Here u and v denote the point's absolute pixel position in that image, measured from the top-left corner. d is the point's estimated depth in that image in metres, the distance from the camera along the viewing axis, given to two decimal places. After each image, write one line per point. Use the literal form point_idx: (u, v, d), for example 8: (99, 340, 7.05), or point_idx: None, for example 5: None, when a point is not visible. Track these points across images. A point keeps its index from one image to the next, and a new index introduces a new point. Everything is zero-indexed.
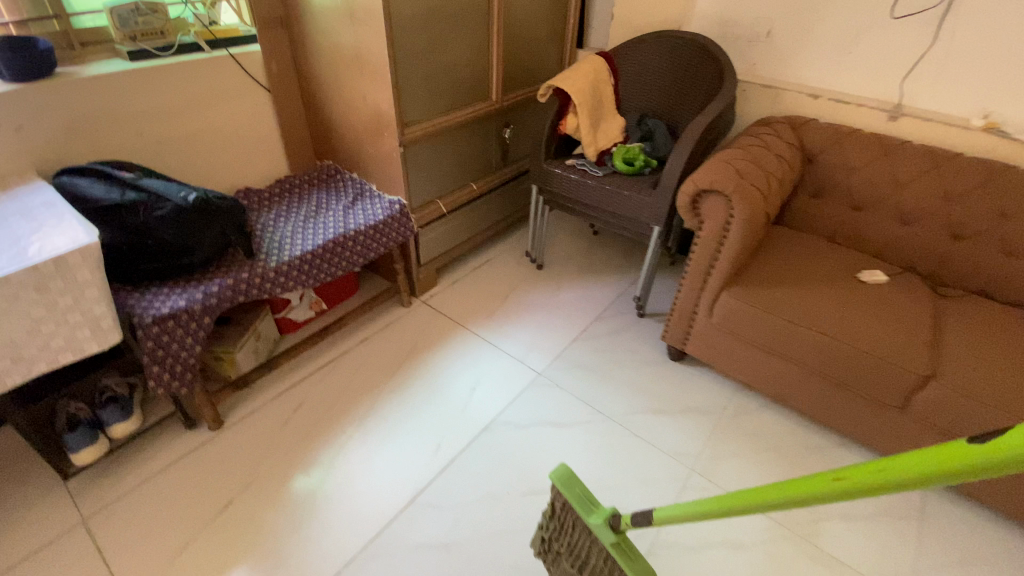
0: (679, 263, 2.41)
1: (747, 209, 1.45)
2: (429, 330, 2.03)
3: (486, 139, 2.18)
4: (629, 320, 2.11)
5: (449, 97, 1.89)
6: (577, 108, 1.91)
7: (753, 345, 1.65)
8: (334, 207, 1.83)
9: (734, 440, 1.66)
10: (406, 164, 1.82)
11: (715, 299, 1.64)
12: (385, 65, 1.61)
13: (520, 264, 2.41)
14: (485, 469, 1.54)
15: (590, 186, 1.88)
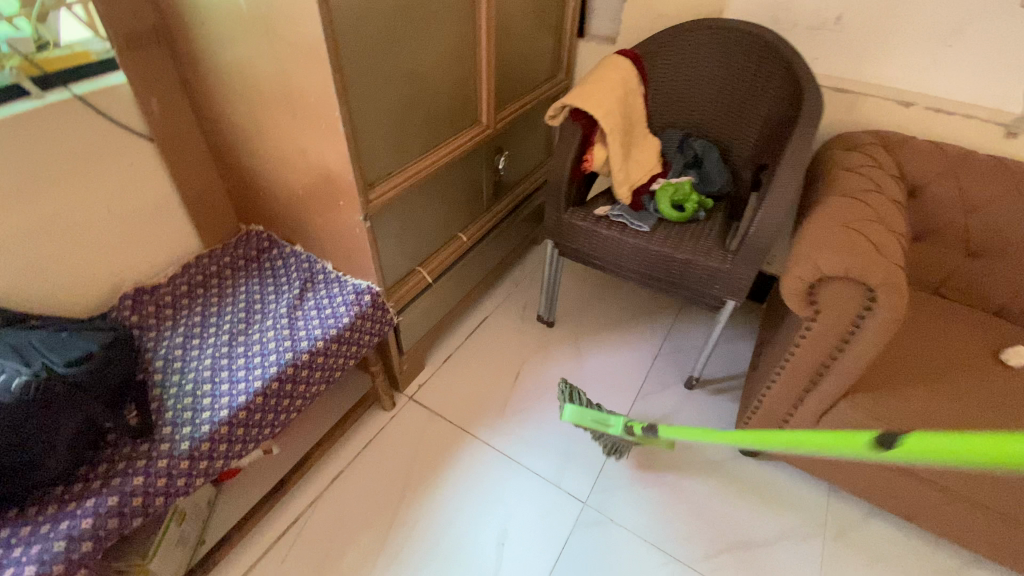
0: None
1: (894, 302, 1.01)
2: (424, 445, 1.51)
3: (475, 175, 1.62)
4: (677, 398, 1.66)
5: (424, 133, 1.32)
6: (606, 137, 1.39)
7: None
8: (275, 309, 1.25)
9: None
10: (375, 240, 1.27)
11: (823, 404, 1.22)
12: (333, 109, 1.03)
13: (525, 322, 1.90)
14: None
15: (635, 248, 1.38)
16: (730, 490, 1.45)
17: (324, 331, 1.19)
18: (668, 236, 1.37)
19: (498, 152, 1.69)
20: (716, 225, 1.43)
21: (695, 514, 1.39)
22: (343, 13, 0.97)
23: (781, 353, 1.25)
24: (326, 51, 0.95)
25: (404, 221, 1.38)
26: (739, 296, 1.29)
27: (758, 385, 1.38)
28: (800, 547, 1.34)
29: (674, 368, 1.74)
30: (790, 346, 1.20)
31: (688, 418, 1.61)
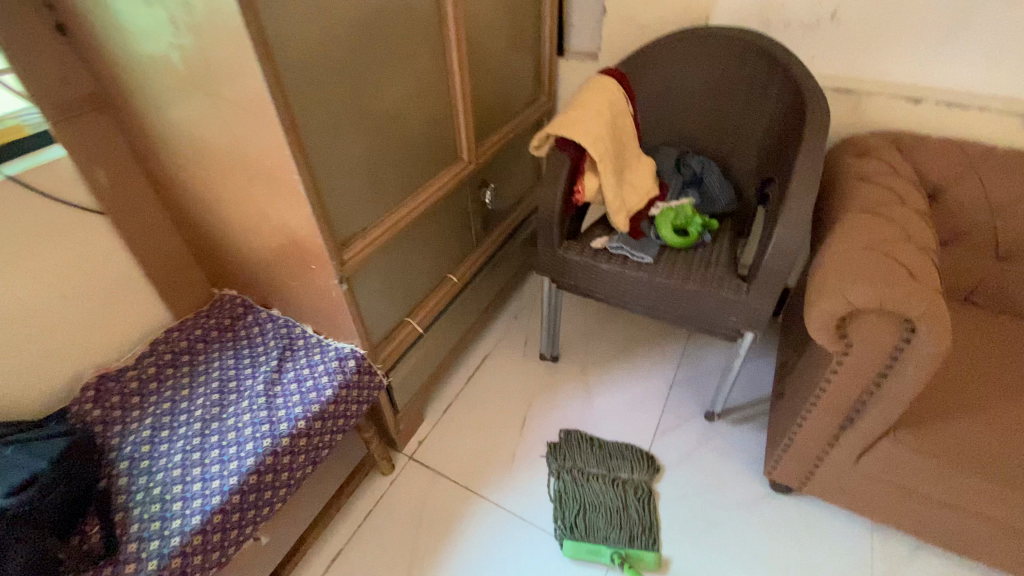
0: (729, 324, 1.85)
1: (938, 333, 0.89)
2: (429, 512, 1.39)
3: (461, 213, 1.52)
4: (698, 433, 1.54)
5: (399, 179, 1.22)
6: (597, 164, 1.28)
7: (921, 496, 1.12)
8: (251, 387, 1.13)
9: None
10: (355, 299, 1.16)
11: (863, 440, 1.10)
12: (291, 170, 0.92)
13: (528, 359, 1.78)
14: None
15: (639, 282, 1.26)
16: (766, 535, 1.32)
17: (305, 410, 1.08)
18: (675, 266, 1.26)
19: (484, 185, 1.58)
20: (724, 248, 1.32)
21: (730, 567, 1.27)
22: (290, 66, 0.87)
23: (811, 387, 1.13)
24: (273, 108, 0.85)
25: (387, 274, 1.27)
26: (759, 327, 1.18)
27: (787, 420, 1.26)
28: None
29: (692, 399, 1.62)
30: (822, 381, 1.08)
31: (712, 455, 1.48)
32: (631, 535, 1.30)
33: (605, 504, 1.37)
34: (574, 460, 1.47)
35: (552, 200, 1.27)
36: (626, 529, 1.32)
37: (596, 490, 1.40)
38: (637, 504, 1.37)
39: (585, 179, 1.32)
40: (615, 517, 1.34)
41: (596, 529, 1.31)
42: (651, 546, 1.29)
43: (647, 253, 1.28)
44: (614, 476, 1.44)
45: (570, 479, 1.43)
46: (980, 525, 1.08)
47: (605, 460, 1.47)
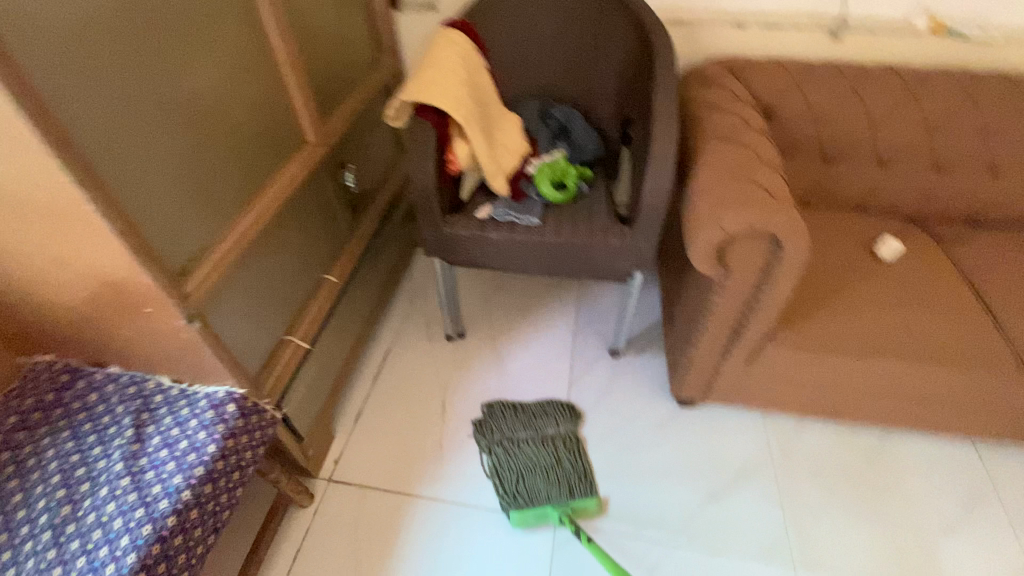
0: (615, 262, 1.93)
1: (800, 244, 0.98)
2: (365, 530, 1.29)
3: (322, 205, 1.34)
4: (609, 372, 1.60)
5: (235, 181, 1.02)
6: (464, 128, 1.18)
7: (799, 382, 1.28)
8: (107, 469, 0.91)
9: (802, 488, 1.36)
10: (217, 334, 0.97)
11: (751, 348, 1.21)
12: (77, 199, 0.70)
13: (432, 342, 1.70)
14: None
15: (531, 246, 1.23)
16: (684, 447, 1.43)
17: (186, 477, 0.90)
18: (561, 222, 1.24)
19: (342, 168, 1.40)
20: (602, 195, 1.33)
21: (662, 486, 1.36)
22: (33, 59, 0.64)
23: (697, 311, 1.21)
24: (23, 122, 0.62)
25: (249, 293, 1.08)
26: (646, 267, 1.22)
27: (681, 342, 1.35)
28: (759, 479, 1.37)
29: (597, 342, 1.68)
30: (707, 304, 1.16)
31: (625, 389, 1.56)
32: (571, 486, 1.32)
33: (541, 464, 1.37)
34: (502, 429, 1.44)
35: (424, 176, 1.16)
36: (565, 483, 1.33)
37: (531, 453, 1.39)
38: (569, 455, 1.40)
39: (454, 145, 1.22)
40: (552, 473, 1.35)
41: (538, 491, 1.31)
42: (590, 492, 1.32)
43: (533, 214, 1.24)
44: (543, 435, 1.44)
45: (502, 449, 1.40)
46: (845, 393, 1.27)
47: (531, 422, 1.46)
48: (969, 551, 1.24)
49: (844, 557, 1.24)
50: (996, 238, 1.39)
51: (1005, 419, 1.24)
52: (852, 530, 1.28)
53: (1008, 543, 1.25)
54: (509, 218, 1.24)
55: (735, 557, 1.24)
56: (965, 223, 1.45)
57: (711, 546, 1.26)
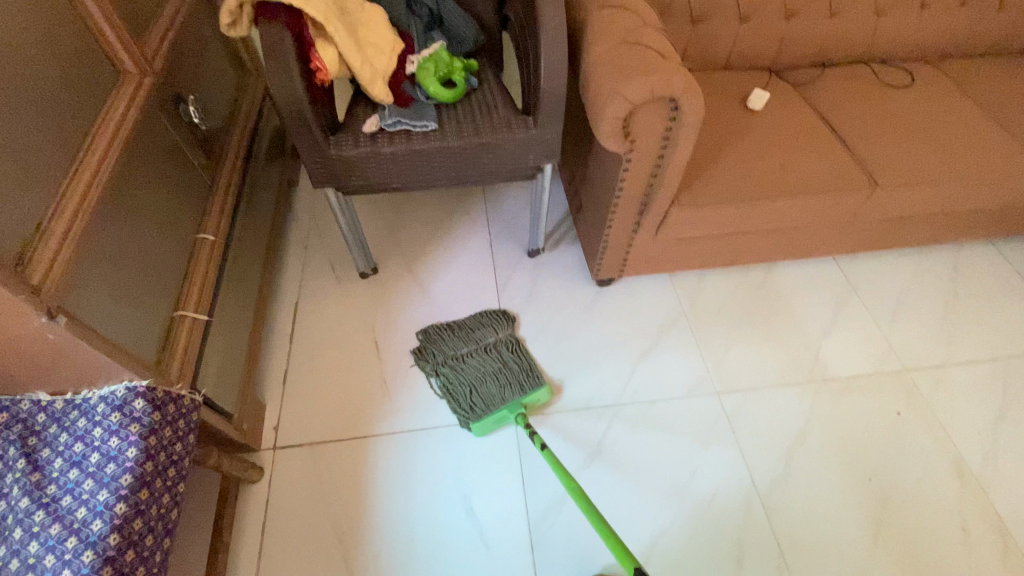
0: None
1: (696, 103, 1.01)
2: (330, 484, 1.25)
3: (171, 151, 1.10)
4: (530, 272, 1.63)
5: (47, 133, 0.79)
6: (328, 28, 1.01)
7: (702, 239, 1.40)
8: (9, 510, 0.76)
9: (715, 330, 1.54)
10: (91, 327, 0.79)
11: (659, 217, 1.28)
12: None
13: (345, 285, 1.58)
14: None
15: (434, 154, 1.14)
16: (613, 322, 1.54)
17: (115, 490, 0.78)
18: (460, 123, 1.15)
19: (181, 101, 1.15)
20: (494, 88, 1.24)
21: (601, 361, 1.47)
22: None
23: (607, 192, 1.24)
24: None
25: (114, 272, 0.89)
26: (555, 157, 1.20)
27: (594, 227, 1.39)
28: (680, 332, 1.53)
29: (513, 246, 1.68)
30: (616, 183, 1.18)
31: (550, 284, 1.60)
32: (521, 383, 1.34)
33: (488, 370, 1.37)
34: (443, 349, 1.42)
35: (293, 92, 0.99)
36: (515, 382, 1.35)
37: (476, 364, 1.38)
38: (513, 356, 1.41)
39: (319, 52, 1.04)
40: (501, 376, 1.36)
41: (491, 395, 1.32)
42: (541, 383, 1.35)
43: (428, 119, 1.13)
44: (484, 345, 1.43)
45: (448, 366, 1.39)
46: (740, 239, 1.41)
47: (470, 336, 1.44)
48: (842, 344, 1.53)
49: (755, 376, 1.46)
50: (837, 77, 1.55)
51: (858, 232, 1.47)
52: (758, 354, 1.50)
53: (866, 330, 1.56)
54: (403, 127, 1.12)
55: (673, 402, 1.40)
56: (812, 67, 1.60)
57: (652, 399, 1.41)
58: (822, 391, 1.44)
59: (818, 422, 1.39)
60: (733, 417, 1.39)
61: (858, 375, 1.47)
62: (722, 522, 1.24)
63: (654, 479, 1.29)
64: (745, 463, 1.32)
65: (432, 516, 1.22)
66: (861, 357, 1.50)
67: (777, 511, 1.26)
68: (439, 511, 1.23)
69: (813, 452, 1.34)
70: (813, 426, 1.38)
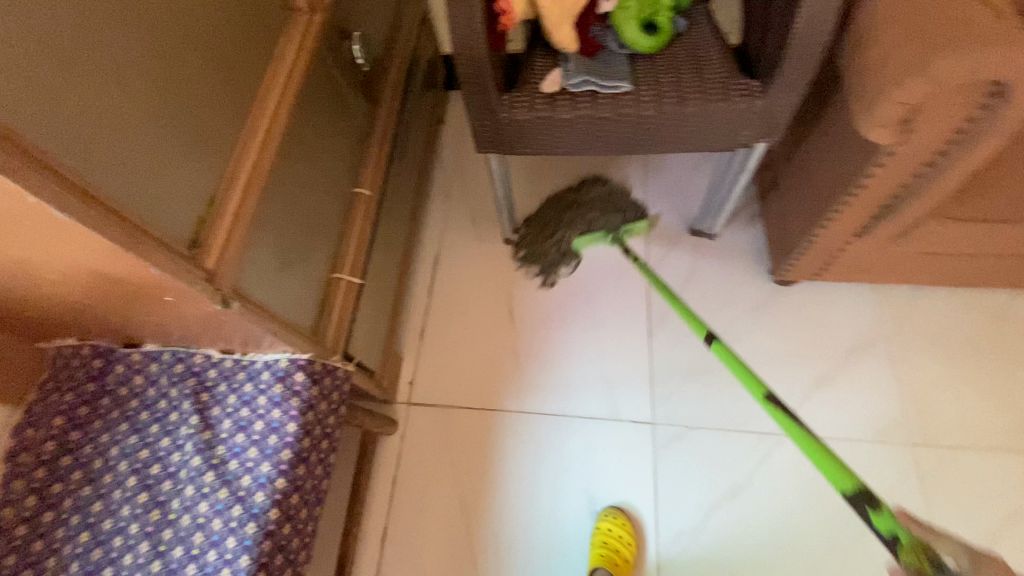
0: None
1: None
2: (457, 452, 1.25)
3: (334, 98, 1.02)
4: (692, 252, 1.39)
5: (224, 89, 0.71)
6: None
7: (946, 255, 1.07)
8: (185, 465, 0.81)
9: (923, 363, 1.23)
10: (261, 303, 0.77)
11: (899, 225, 0.98)
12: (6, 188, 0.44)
13: (484, 244, 1.49)
14: None
15: (623, 125, 0.92)
16: (786, 332, 1.29)
17: (276, 464, 0.80)
18: (660, 84, 0.91)
19: (347, 39, 1.04)
20: (709, 37, 0.97)
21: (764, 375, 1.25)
22: None
23: (836, 185, 0.95)
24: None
25: (281, 239, 0.85)
26: (774, 136, 0.91)
27: (797, 221, 1.11)
28: (873, 358, 1.24)
29: (674, 219, 1.44)
30: (857, 177, 0.89)
31: (714, 271, 1.36)
32: (623, 211, 1.34)
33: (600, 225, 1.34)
34: (546, 220, 1.40)
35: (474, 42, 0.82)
36: (615, 209, 1.36)
37: (586, 212, 1.35)
38: (605, 192, 1.39)
39: None
40: (600, 212, 1.37)
41: (608, 228, 1.33)
42: (640, 212, 1.37)
43: (622, 78, 0.91)
44: (581, 204, 1.40)
45: (556, 232, 1.38)
46: (1002, 262, 1.06)
47: (560, 199, 1.43)
48: None
49: (971, 431, 1.16)
50: None
51: None
52: (973, 403, 1.19)
53: None
54: (590, 88, 0.91)
55: (851, 443, 1.17)
56: None
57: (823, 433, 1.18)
58: None
59: None
60: (930, 478, 1.13)
61: None
62: None
63: (813, 527, 1.11)
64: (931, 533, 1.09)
65: (555, 507, 1.17)
66: None
67: None
68: (562, 503, 1.18)
69: None
70: None
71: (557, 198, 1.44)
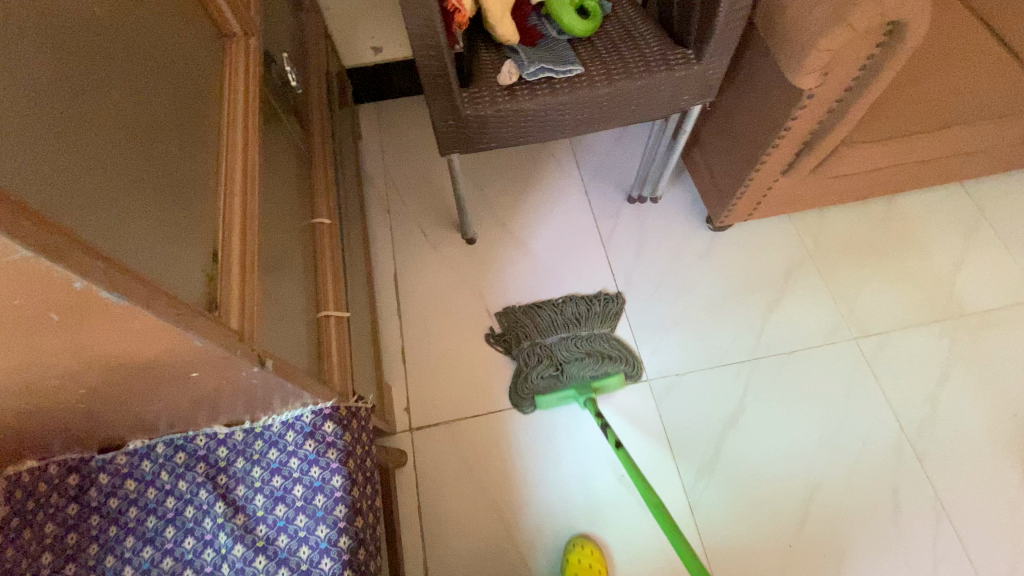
0: (605, 146, 1.57)
1: (915, 23, 0.84)
2: (476, 463, 1.22)
3: (274, 128, 0.93)
4: (637, 219, 1.48)
5: (188, 133, 0.63)
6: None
7: (848, 178, 1.25)
8: (225, 558, 0.72)
9: (842, 270, 1.44)
10: (279, 357, 0.70)
11: (813, 160, 1.14)
12: (60, 282, 0.36)
13: (441, 252, 1.46)
14: (737, 529, 1.18)
15: (584, 103, 0.96)
16: (733, 270, 1.43)
17: (333, 524, 0.73)
18: (608, 63, 0.96)
19: (273, 62, 0.97)
20: (633, 16, 1.05)
21: (726, 312, 1.38)
22: None
23: (766, 131, 1.08)
24: None
25: (272, 286, 0.78)
26: (708, 96, 1.01)
27: (731, 171, 1.23)
28: (807, 277, 1.43)
29: (610, 190, 1.52)
30: (786, 121, 1.02)
31: (658, 231, 1.47)
32: (599, 366, 1.27)
33: (563, 320, 1.34)
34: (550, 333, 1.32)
35: (434, 31, 0.82)
36: (596, 361, 1.28)
37: (570, 363, 1.27)
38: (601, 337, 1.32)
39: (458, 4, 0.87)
40: (585, 354, 1.29)
41: (581, 373, 1.26)
42: (623, 368, 1.29)
43: (573, 63, 0.94)
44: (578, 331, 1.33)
45: (534, 366, 1.28)
46: (883, 175, 1.27)
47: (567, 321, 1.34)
48: (980, 275, 1.43)
49: (891, 319, 1.38)
50: None
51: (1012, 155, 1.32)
52: (891, 294, 1.41)
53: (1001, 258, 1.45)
54: (546, 75, 0.94)
55: (812, 353, 1.34)
56: None
57: (788, 350, 1.34)
58: (964, 330, 1.37)
59: (965, 364, 1.33)
60: (875, 363, 1.33)
61: (997, 307, 1.39)
62: (875, 474, 1.23)
63: (801, 431, 1.27)
64: (889, 409, 1.29)
65: (602, 498, 1.20)
66: (1001, 288, 1.41)
67: (929, 457, 1.24)
68: (606, 491, 1.20)
69: (957, 394, 1.30)
70: (960, 368, 1.33)
71: (541, 338, 1.32)
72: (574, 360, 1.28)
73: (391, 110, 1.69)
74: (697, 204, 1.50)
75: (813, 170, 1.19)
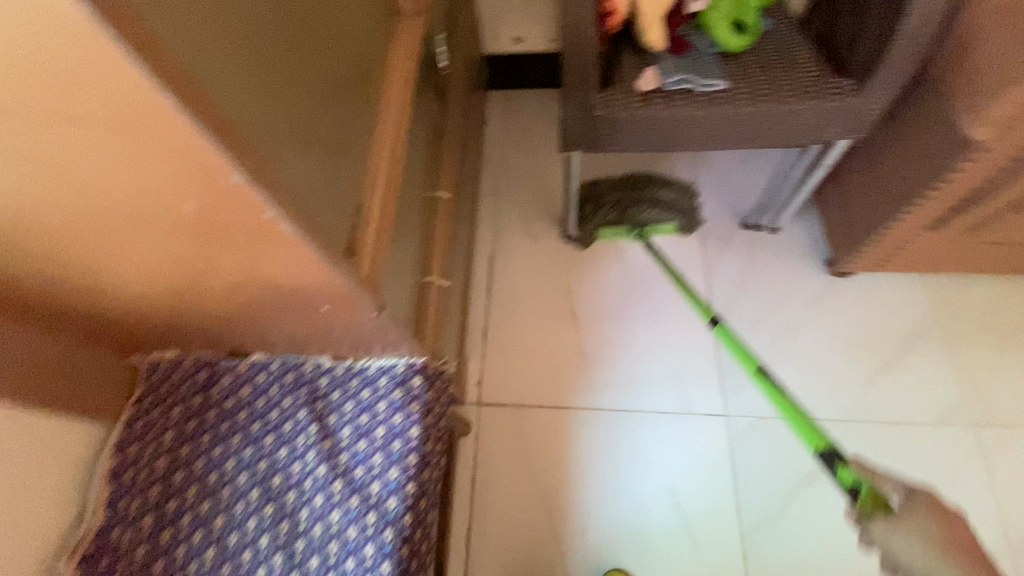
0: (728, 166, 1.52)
1: None
2: (535, 453, 1.25)
3: (418, 102, 1.01)
4: (747, 246, 1.42)
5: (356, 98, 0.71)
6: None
7: (1006, 245, 1.11)
8: (309, 474, 0.80)
9: (975, 346, 1.28)
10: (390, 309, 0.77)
11: (967, 219, 1.03)
12: (260, 207, 0.43)
13: (540, 243, 1.50)
14: None
15: (721, 120, 0.93)
16: (843, 320, 1.33)
17: (405, 469, 0.79)
18: (755, 84, 0.93)
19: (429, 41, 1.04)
20: (792, 38, 1.00)
21: (826, 363, 1.29)
22: None
23: (919, 179, 0.99)
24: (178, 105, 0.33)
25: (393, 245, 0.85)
26: (860, 132, 0.94)
27: (866, 214, 1.14)
28: (931, 345, 1.29)
29: (724, 212, 1.47)
30: (946, 172, 0.93)
31: (768, 263, 1.39)
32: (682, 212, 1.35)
33: (630, 180, 1.38)
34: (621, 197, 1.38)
35: (586, 30, 0.84)
36: (678, 210, 1.35)
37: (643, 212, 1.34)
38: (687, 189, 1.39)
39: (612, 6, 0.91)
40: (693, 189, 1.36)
41: (650, 219, 1.35)
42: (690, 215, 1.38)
43: (717, 78, 0.92)
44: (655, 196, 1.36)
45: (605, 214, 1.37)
46: None
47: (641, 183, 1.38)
48: None
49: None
50: None
51: None
52: None
53: None
54: (687, 87, 0.93)
55: (918, 428, 1.22)
56: None
57: (890, 418, 1.23)
58: None
59: None
60: (993, 456, 1.18)
61: None
62: None
63: None
64: (1000, 510, 1.14)
65: (653, 519, 1.18)
66: None
67: None
68: (659, 513, 1.18)
69: None
70: None
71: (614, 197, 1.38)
72: (642, 211, 1.35)
73: (518, 99, 1.75)
74: (817, 244, 1.40)
75: (965, 229, 1.07)
